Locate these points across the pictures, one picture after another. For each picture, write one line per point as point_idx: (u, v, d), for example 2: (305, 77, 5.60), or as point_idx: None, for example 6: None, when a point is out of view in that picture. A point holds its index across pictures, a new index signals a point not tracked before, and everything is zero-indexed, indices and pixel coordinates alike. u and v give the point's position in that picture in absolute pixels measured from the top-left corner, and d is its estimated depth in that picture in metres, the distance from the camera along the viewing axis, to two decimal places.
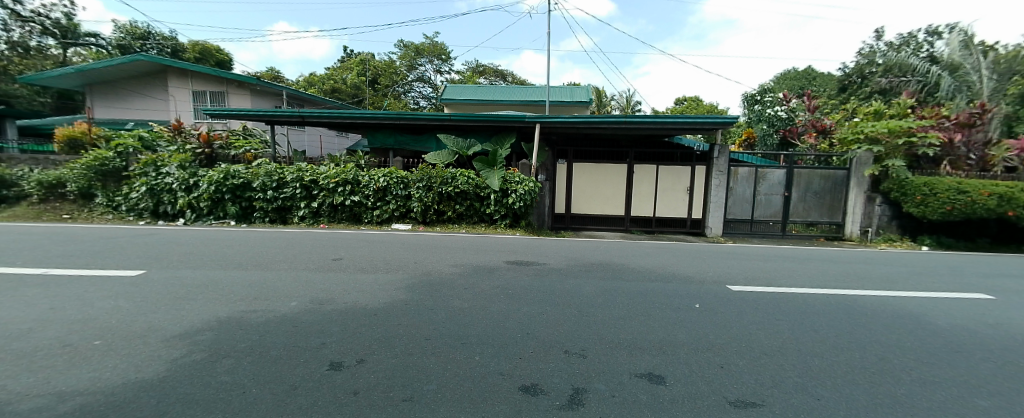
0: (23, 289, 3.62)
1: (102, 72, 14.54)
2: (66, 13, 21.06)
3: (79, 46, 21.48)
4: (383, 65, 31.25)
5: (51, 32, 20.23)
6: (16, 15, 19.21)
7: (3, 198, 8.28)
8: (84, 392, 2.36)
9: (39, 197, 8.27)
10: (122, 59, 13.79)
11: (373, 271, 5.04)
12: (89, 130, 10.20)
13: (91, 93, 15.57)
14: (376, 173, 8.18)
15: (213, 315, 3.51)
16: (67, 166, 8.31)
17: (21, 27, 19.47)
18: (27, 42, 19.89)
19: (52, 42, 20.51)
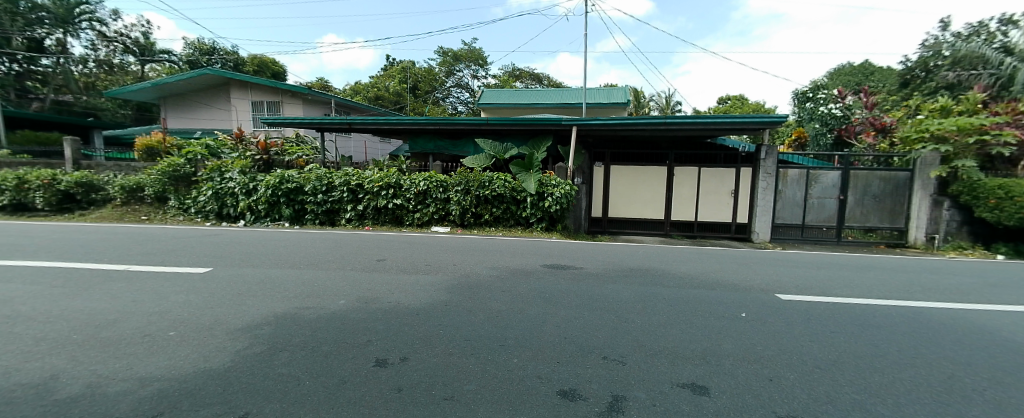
0: (112, 283, 4.05)
1: (174, 85, 15.92)
2: (145, 33, 23.26)
3: (154, 63, 23.66)
4: (423, 71, 32.30)
5: (131, 50, 22.50)
6: (102, 36, 21.56)
7: (92, 200, 9.24)
8: (162, 378, 2.61)
9: (121, 200, 9.16)
10: (192, 73, 15.05)
11: (415, 272, 5.20)
12: (164, 139, 11.20)
13: (166, 105, 17.03)
14: (417, 177, 8.42)
15: (271, 311, 3.77)
16: (146, 172, 9.15)
17: (107, 47, 21.77)
18: (113, 60, 22.17)
19: (133, 60, 22.77)
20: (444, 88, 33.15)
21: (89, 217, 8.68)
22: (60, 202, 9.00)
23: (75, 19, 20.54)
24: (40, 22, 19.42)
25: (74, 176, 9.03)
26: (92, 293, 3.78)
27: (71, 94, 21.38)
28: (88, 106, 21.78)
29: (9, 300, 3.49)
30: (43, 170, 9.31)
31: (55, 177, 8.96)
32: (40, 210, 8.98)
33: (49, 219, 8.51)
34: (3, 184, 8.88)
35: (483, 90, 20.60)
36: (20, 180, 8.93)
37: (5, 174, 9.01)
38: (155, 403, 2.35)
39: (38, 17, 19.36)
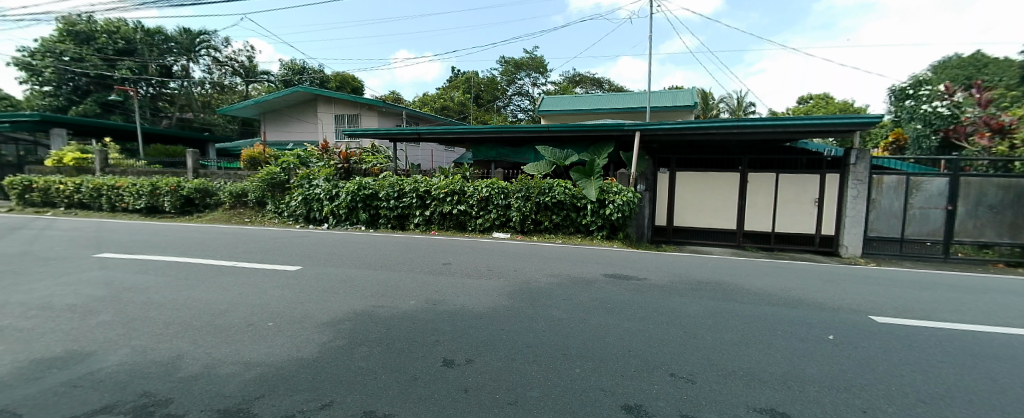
0: (223, 277, 4.65)
1: (271, 102, 17.91)
2: (250, 56, 26.42)
3: (256, 83, 26.86)
4: (486, 81, 33.39)
5: (238, 72, 25.90)
6: (217, 62, 25.14)
7: (207, 204, 10.61)
8: (262, 363, 2.94)
9: (230, 204, 10.44)
10: (286, 91, 16.83)
11: (478, 276, 5.37)
12: (264, 150, 12.54)
13: (265, 119, 19.01)
14: (480, 184, 8.67)
15: (350, 307, 4.09)
16: (248, 179, 10.32)
17: (220, 70, 25.28)
18: (223, 82, 25.47)
19: (239, 81, 26.03)
20: (505, 96, 33.94)
21: (205, 219, 10.02)
22: (183, 205, 10.47)
23: (195, 47, 23.96)
24: (170, 51, 22.86)
25: (193, 183, 10.45)
26: (209, 285, 4.37)
27: (191, 112, 24.88)
28: (203, 122, 25.23)
29: (148, 289, 4.14)
30: (171, 178, 10.91)
31: (179, 184, 10.45)
32: (168, 213, 10.52)
33: (175, 220, 9.94)
34: (141, 189, 10.54)
35: (543, 97, 20.77)
36: (154, 187, 10.52)
37: (144, 181, 10.69)
38: (257, 386, 2.66)
39: (168, 47, 22.84)
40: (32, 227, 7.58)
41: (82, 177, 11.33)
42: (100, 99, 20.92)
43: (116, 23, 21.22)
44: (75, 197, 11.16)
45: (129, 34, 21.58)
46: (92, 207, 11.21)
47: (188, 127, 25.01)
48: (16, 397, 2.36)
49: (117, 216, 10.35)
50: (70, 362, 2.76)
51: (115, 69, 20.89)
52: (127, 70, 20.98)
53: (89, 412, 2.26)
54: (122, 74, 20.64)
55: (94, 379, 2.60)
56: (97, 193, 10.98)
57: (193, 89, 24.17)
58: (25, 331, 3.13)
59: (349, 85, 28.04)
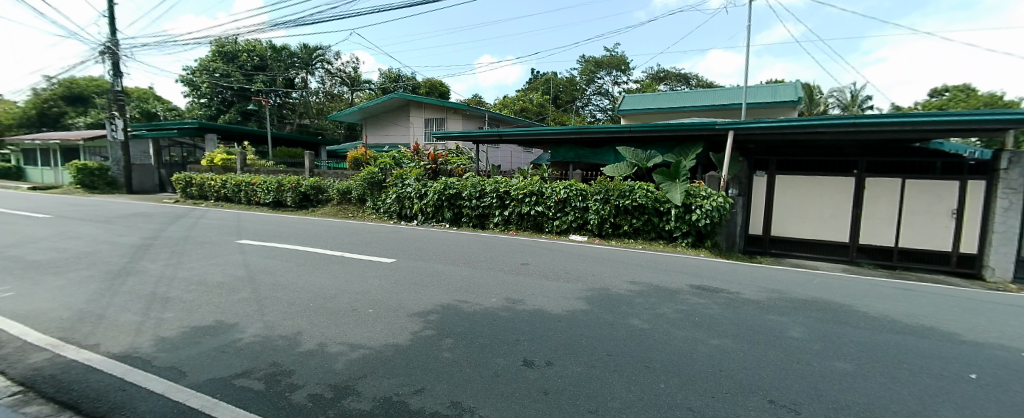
0: (332, 265, 5.24)
1: (372, 108, 19.68)
2: (356, 67, 29.26)
3: (358, 90, 29.67)
4: (564, 81, 33.39)
5: (344, 81, 28.91)
6: (329, 73, 28.28)
7: (319, 200, 12.00)
8: (363, 345, 3.27)
9: (337, 200, 11.69)
10: (385, 98, 18.45)
11: (556, 278, 5.38)
12: (365, 152, 13.84)
13: (366, 124, 20.79)
14: (558, 185, 8.67)
15: (438, 300, 4.36)
16: (352, 178, 11.45)
17: (332, 81, 28.56)
18: (333, 91, 28.59)
19: (346, 90, 29.00)
20: (583, 96, 33.55)
21: (317, 213, 11.36)
22: (301, 201, 11.94)
23: (313, 61, 27.21)
24: (293, 65, 26.29)
25: (309, 181, 11.86)
26: (320, 272, 4.94)
27: (307, 118, 28.05)
28: (317, 127, 28.53)
29: (274, 272, 4.81)
30: (292, 176, 12.49)
31: (299, 181, 11.93)
32: (289, 206, 12.09)
33: (295, 213, 11.41)
34: (270, 186, 12.25)
35: (624, 96, 20.13)
36: (279, 184, 12.17)
37: (272, 179, 12.39)
38: (359, 366, 2.95)
39: (291, 61, 26.21)
40: (192, 216, 9.22)
41: (227, 175, 13.50)
42: (240, 109, 24.68)
43: (253, 43, 24.81)
44: (222, 191, 13.31)
45: (263, 52, 25.01)
46: (233, 200, 13.29)
47: (304, 132, 28.46)
48: (182, 356, 2.89)
49: (251, 209, 12.16)
50: (220, 331, 3.31)
51: (252, 83, 24.50)
52: (260, 83, 24.47)
53: (233, 375, 2.71)
54: (257, 87, 24.10)
55: (235, 347, 3.08)
56: (238, 188, 12.97)
57: (310, 98, 27.48)
58: (188, 302, 3.83)
59: (436, 90, 29.77)
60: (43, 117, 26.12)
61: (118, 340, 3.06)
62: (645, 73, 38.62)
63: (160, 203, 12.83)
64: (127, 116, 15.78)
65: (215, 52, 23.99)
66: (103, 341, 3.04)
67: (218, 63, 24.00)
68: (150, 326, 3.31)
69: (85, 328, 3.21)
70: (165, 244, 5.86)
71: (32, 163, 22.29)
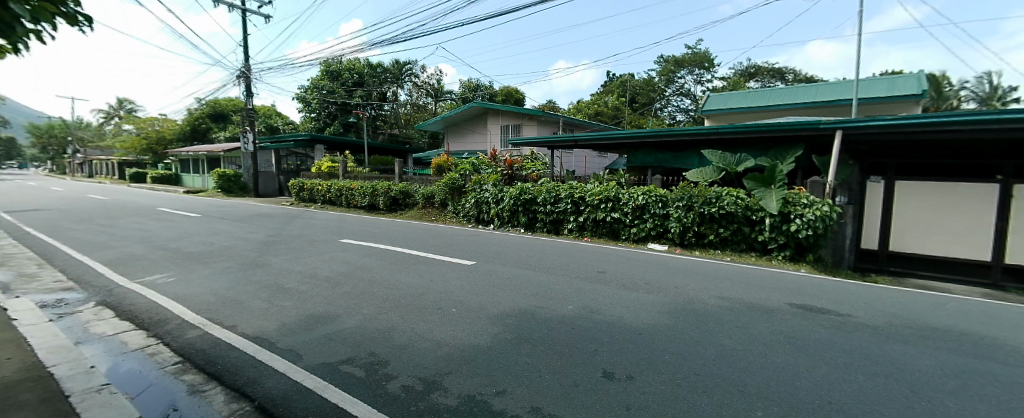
0: (418, 265, 5.60)
1: (453, 118, 20.71)
2: (439, 79, 31.01)
3: (439, 100, 31.47)
4: (641, 82, 32.23)
5: (427, 91, 30.86)
6: (414, 86, 30.42)
7: (405, 203, 12.90)
8: (448, 343, 3.45)
9: (422, 204, 12.47)
10: (465, 106, 19.32)
11: (636, 288, 5.20)
12: (446, 159, 14.59)
13: (447, 132, 21.99)
14: (636, 191, 8.37)
15: (516, 304, 4.45)
16: (434, 184, 12.14)
17: (417, 92, 30.43)
18: (419, 102, 30.63)
19: (431, 101, 30.85)
20: (663, 97, 32.11)
21: (404, 216, 12.24)
22: (391, 204, 12.95)
23: (402, 75, 29.44)
24: (385, 80, 28.68)
25: (398, 186, 12.80)
26: (408, 271, 5.31)
27: (398, 128, 30.24)
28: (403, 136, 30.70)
29: (370, 269, 5.28)
30: (384, 181, 13.57)
31: (389, 186, 12.93)
32: (381, 209, 13.18)
33: (386, 216, 12.40)
34: (365, 191, 13.44)
35: (709, 94, 18.82)
36: (372, 189, 13.31)
37: (367, 184, 13.58)
38: (444, 363, 3.11)
39: (384, 77, 28.61)
40: (304, 217, 10.45)
41: (331, 181, 15.11)
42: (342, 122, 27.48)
43: (353, 62, 27.25)
44: (327, 195, 14.90)
45: (360, 69, 27.40)
46: (336, 203, 14.80)
47: (394, 141, 30.76)
48: (298, 341, 3.29)
49: (349, 211, 13.45)
50: (327, 321, 3.71)
51: (351, 97, 27.14)
52: (360, 97, 27.03)
53: (339, 362, 3.02)
54: (357, 101, 26.48)
55: (339, 336, 3.43)
56: (339, 192, 14.41)
57: (400, 110, 29.68)
58: (302, 293, 4.34)
59: (512, 97, 30.49)
60: (195, 132, 31.44)
61: (249, 323, 3.57)
62: (733, 69, 35.84)
63: (278, 205, 14.73)
64: (255, 130, 18.38)
65: (322, 72, 26.98)
66: (239, 323, 3.56)
67: (325, 81, 26.94)
68: (273, 312, 3.82)
69: (225, 311, 3.80)
70: (282, 241, 6.71)
71: (186, 170, 26.95)
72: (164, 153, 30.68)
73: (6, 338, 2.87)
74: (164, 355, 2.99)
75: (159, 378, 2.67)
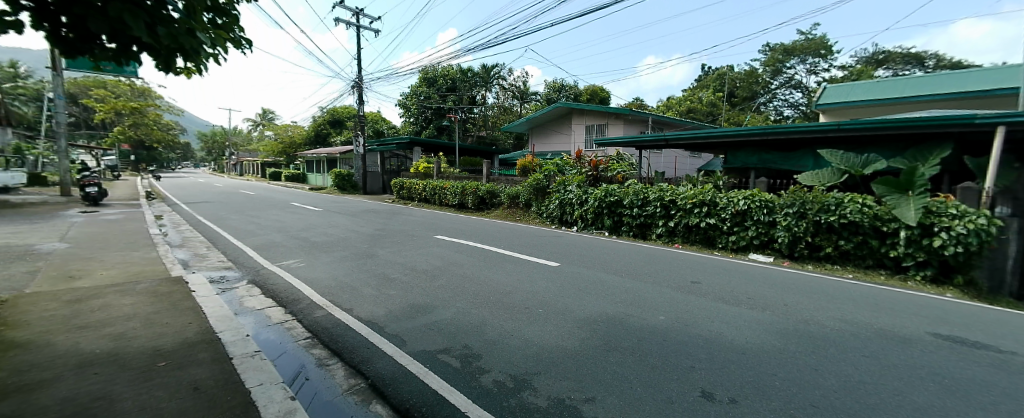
0: (506, 264, 5.78)
1: (538, 119, 20.92)
2: (526, 80, 31.55)
3: (525, 101, 32.06)
4: (742, 75, 29.60)
5: (513, 93, 31.65)
6: (502, 88, 31.39)
7: (492, 203, 13.36)
8: (536, 343, 3.50)
9: (507, 204, 12.80)
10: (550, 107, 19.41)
11: (736, 303, 4.78)
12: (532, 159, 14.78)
13: (532, 133, 22.29)
14: (736, 195, 7.67)
15: (603, 310, 4.37)
16: (519, 184, 12.37)
17: (505, 95, 31.38)
18: (505, 104, 31.54)
19: (516, 103, 31.55)
20: (767, 91, 29.07)
21: (490, 215, 12.68)
22: (479, 203, 13.51)
23: (491, 79, 30.51)
24: (476, 84, 29.98)
25: (485, 186, 13.27)
26: (497, 269, 5.51)
27: (485, 130, 31.38)
28: (491, 138, 31.70)
29: (461, 265, 5.57)
30: (473, 181, 14.18)
31: (477, 186, 13.47)
32: (470, 208, 13.80)
33: (474, 214, 12.97)
34: (456, 190, 14.19)
35: (824, 86, 16.54)
36: (461, 189, 14.00)
37: (457, 184, 14.32)
38: (534, 363, 3.16)
39: (474, 81, 29.90)
40: (402, 214, 11.35)
41: (426, 180, 16.23)
42: (437, 125, 29.29)
43: (447, 68, 28.92)
44: (422, 194, 16.04)
45: (454, 75, 28.71)
46: (430, 202, 15.87)
47: (481, 143, 32.02)
48: (402, 328, 3.60)
49: (441, 209, 14.32)
50: (426, 311, 3.99)
51: (445, 101, 28.75)
52: (452, 102, 28.60)
53: (437, 350, 3.24)
54: (449, 105, 28.06)
55: (437, 327, 3.68)
56: (432, 191, 15.41)
57: (487, 112, 30.85)
58: (404, 283, 4.74)
59: (597, 95, 29.90)
60: (319, 137, 35.68)
61: (363, 308, 3.99)
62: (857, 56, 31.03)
63: (380, 202, 16.23)
64: (364, 134, 20.43)
65: (421, 78, 28.85)
66: (354, 307, 4.00)
67: (423, 88, 28.85)
68: (381, 300, 4.22)
69: (343, 295, 4.29)
70: (386, 235, 7.37)
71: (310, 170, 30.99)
72: (294, 154, 35.74)
73: (188, 306, 3.55)
74: (298, 330, 3.47)
75: (292, 351, 3.11)
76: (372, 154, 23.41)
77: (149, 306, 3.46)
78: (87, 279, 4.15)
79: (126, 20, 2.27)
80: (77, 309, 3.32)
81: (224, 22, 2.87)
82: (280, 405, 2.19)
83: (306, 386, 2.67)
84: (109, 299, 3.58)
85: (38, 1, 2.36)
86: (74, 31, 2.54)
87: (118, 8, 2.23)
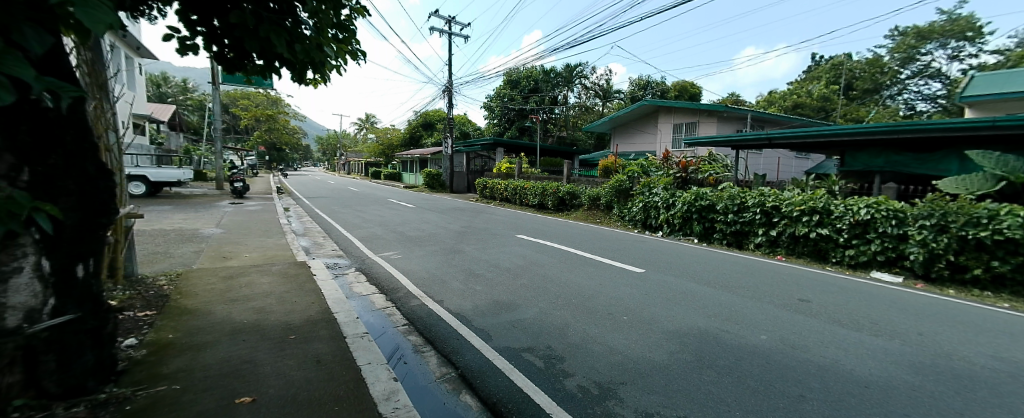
0: (589, 267, 5.70)
1: (621, 118, 20.27)
2: (609, 79, 30.67)
3: (607, 100, 31.30)
4: (864, 65, 25.97)
5: (595, 92, 31.13)
6: (584, 88, 31.01)
7: (572, 204, 13.23)
8: (621, 352, 3.38)
9: (587, 205, 12.58)
10: (635, 105, 18.68)
11: (856, 327, 4.17)
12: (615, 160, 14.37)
13: (615, 133, 21.69)
14: (856, 203, 6.69)
15: (695, 323, 4.09)
16: (601, 186, 12.10)
17: (587, 95, 30.94)
18: (587, 104, 31.07)
19: (599, 102, 30.90)
20: (895, 82, 24.92)
21: (571, 216, 12.58)
22: (559, 204, 13.49)
23: (573, 79, 30.23)
24: (558, 84, 29.93)
25: (566, 187, 13.19)
26: (579, 271, 5.45)
27: (566, 131, 31.23)
28: (572, 139, 31.46)
29: (542, 266, 5.60)
30: (553, 182, 14.18)
31: (558, 187, 13.43)
32: (550, 209, 13.84)
33: (553, 215, 12.97)
34: (536, 190, 14.32)
35: (974, 74, 13.70)
36: (541, 189, 14.09)
37: (538, 184, 14.45)
38: (619, 372, 3.06)
39: (557, 81, 29.83)
40: (486, 212, 11.76)
41: (508, 180, 16.64)
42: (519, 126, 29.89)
43: (530, 70, 29.32)
44: (504, 193, 16.44)
45: (536, 76, 28.97)
46: (511, 201, 16.22)
47: (562, 143, 31.95)
48: (488, 323, 3.72)
49: (522, 209, 14.56)
50: (510, 309, 4.08)
51: (527, 103, 29.19)
52: (534, 102, 28.85)
53: (521, 349, 3.29)
54: (530, 106, 28.47)
55: (521, 325, 3.74)
56: (513, 191, 15.74)
57: (569, 112, 30.65)
58: (489, 280, 4.90)
59: (686, 91, 28.03)
60: (412, 139, 38.40)
61: (452, 301, 4.20)
62: None
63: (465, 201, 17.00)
64: (452, 136, 21.59)
65: (504, 80, 29.55)
66: (445, 299, 4.23)
67: (506, 89, 29.49)
68: (469, 294, 4.41)
69: (435, 287, 4.56)
70: (471, 232, 7.69)
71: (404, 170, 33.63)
72: (390, 155, 39.00)
73: (310, 288, 4.05)
74: (397, 317, 3.77)
75: (392, 336, 3.38)
76: (458, 154, 24.60)
77: (281, 286, 4.02)
78: (236, 259, 4.96)
79: (272, 39, 2.64)
80: (229, 284, 3.98)
81: (344, 38, 3.21)
82: (384, 384, 2.39)
83: (404, 370, 2.89)
84: (251, 278, 4.23)
85: (209, 28, 2.86)
86: (233, 51, 3.03)
87: (266, 29, 2.60)
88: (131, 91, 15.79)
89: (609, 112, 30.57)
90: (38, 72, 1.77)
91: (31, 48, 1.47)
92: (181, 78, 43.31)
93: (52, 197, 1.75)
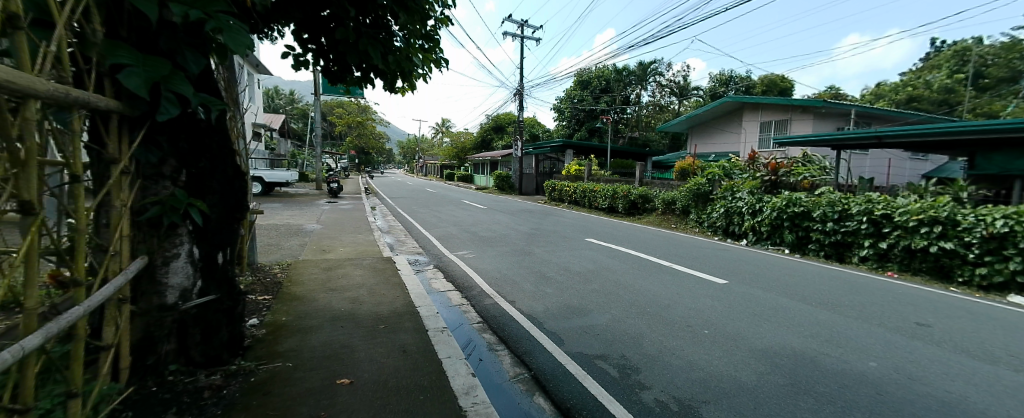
0: (665, 274, 5.45)
1: (700, 117, 19.08)
2: (687, 75, 29.00)
3: (684, 98, 29.64)
4: (999, 48, 21.60)
5: (671, 90, 29.64)
6: (658, 86, 29.69)
7: (645, 208, 12.71)
8: (702, 367, 3.19)
9: (662, 210, 12.00)
10: (716, 103, 17.46)
11: (993, 360, 3.52)
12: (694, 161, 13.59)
13: (692, 133, 20.51)
14: (991, 212, 5.67)
15: (788, 342, 3.73)
16: (677, 189, 11.48)
17: (661, 93, 29.58)
18: (662, 102, 29.70)
19: (676, 100, 29.34)
20: None
21: (643, 221, 12.09)
22: (630, 208, 13.03)
23: (647, 76, 29.04)
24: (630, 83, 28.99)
25: (639, 190, 12.72)
26: (655, 279, 5.23)
27: (638, 131, 30.09)
28: (645, 140, 30.26)
29: (615, 271, 5.47)
30: (625, 185, 13.75)
31: (630, 190, 13.01)
32: (620, 213, 13.43)
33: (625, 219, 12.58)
34: (606, 193, 13.97)
35: None
36: (612, 192, 13.73)
37: (608, 186, 14.12)
38: (701, 389, 2.88)
39: (629, 80, 28.82)
40: (556, 215, 11.74)
41: (577, 182, 16.50)
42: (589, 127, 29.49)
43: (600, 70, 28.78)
44: (573, 196, 16.28)
45: (608, 75, 28.32)
46: (580, 203, 16.02)
47: (633, 144, 30.86)
48: (560, 327, 3.71)
49: (592, 212, 14.29)
50: (582, 314, 4.03)
51: (597, 103, 28.69)
52: (605, 103, 28.21)
53: (594, 356, 3.23)
54: (601, 106, 27.95)
55: (593, 331, 3.68)
56: (583, 193, 15.52)
57: (641, 111, 29.52)
58: (562, 283, 4.88)
59: (775, 86, 25.57)
60: (484, 141, 39.53)
61: (525, 302, 4.25)
62: None
63: (535, 202, 17.11)
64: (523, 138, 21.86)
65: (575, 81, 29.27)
66: (518, 300, 4.29)
67: (577, 90, 29.14)
68: (541, 296, 4.43)
69: (508, 287, 4.65)
70: (542, 234, 7.73)
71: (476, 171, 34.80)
72: (462, 157, 40.55)
73: (394, 282, 4.34)
74: (473, 315, 3.90)
75: (468, 333, 3.51)
76: (527, 156, 24.86)
77: (370, 279, 4.36)
78: (333, 253, 5.48)
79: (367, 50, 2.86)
80: (328, 274, 4.40)
81: (428, 47, 3.40)
82: (463, 379, 2.48)
83: (480, 367, 2.98)
84: (346, 270, 4.64)
85: (317, 45, 3.19)
86: (337, 65, 3.35)
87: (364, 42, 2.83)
88: (251, 103, 18.18)
89: (686, 111, 28.95)
90: (194, 89, 2.11)
91: (190, 68, 1.76)
92: (287, 91, 48.95)
93: (201, 195, 2.06)
